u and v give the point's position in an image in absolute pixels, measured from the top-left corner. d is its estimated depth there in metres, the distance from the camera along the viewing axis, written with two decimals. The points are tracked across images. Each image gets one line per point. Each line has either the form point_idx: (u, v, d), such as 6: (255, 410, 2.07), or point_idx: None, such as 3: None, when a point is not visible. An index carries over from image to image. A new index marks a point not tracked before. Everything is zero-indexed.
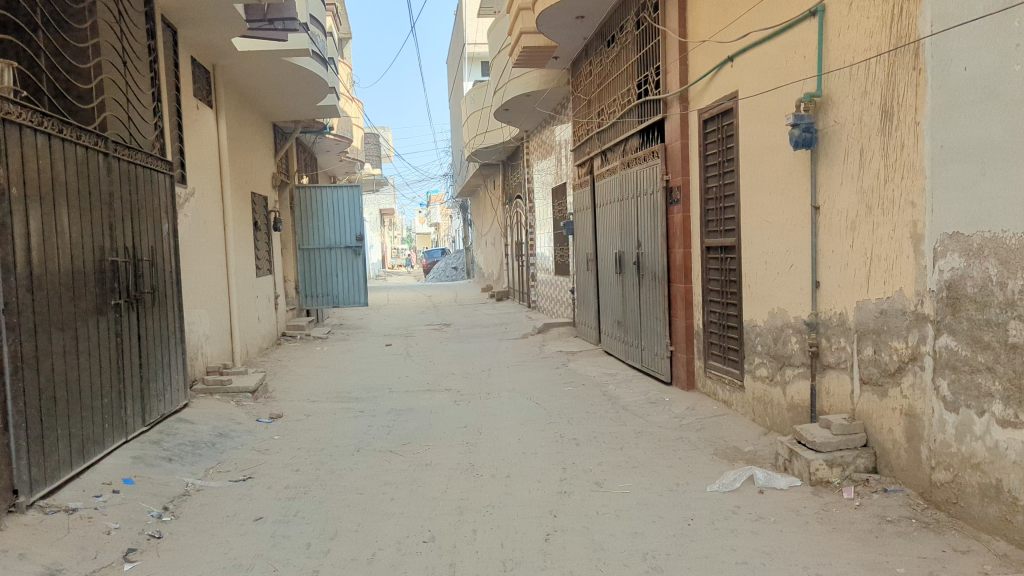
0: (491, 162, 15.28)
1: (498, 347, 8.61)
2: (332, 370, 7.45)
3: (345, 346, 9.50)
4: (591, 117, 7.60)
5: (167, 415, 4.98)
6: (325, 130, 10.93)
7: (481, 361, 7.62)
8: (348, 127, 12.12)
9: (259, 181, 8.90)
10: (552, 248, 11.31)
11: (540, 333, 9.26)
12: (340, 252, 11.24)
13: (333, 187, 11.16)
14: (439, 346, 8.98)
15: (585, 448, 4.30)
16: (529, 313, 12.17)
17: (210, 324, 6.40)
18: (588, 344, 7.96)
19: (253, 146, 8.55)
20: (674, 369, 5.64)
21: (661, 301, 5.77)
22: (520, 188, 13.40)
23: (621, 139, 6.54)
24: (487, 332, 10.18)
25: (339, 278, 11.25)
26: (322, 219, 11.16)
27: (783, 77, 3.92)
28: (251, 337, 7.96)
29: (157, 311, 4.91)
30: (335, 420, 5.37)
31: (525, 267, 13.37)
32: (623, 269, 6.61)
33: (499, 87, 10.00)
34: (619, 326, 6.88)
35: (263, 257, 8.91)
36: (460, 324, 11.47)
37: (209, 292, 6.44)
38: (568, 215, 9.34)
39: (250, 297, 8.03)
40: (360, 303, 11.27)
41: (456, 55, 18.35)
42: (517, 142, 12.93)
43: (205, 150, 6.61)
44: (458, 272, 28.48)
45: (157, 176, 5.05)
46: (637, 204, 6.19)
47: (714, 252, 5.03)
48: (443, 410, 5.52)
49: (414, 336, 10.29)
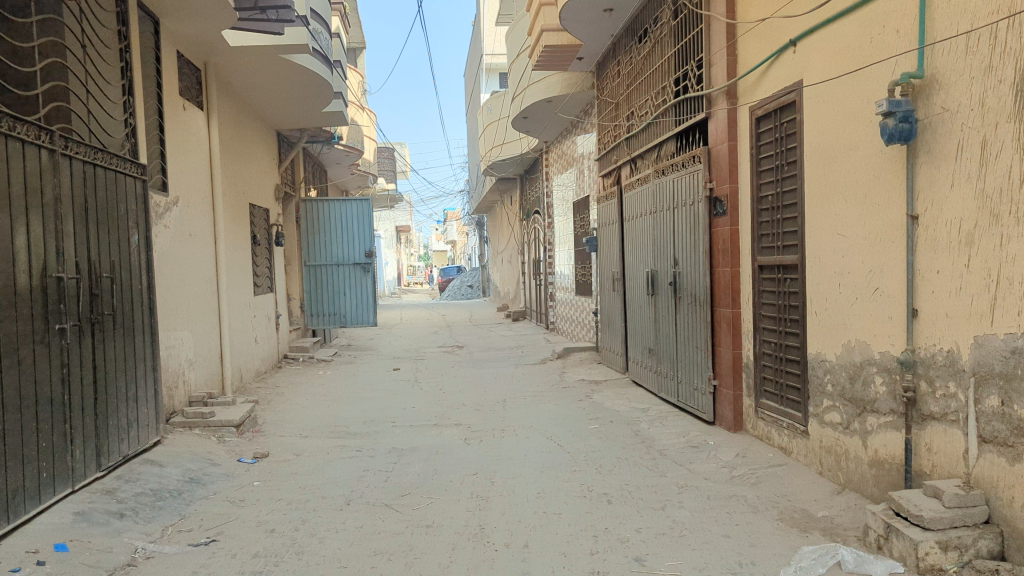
0: (508, 175, 14.64)
1: (515, 374, 7.89)
2: (332, 399, 6.74)
3: (350, 369, 8.80)
4: (620, 122, 6.90)
5: (131, 457, 4.17)
6: (333, 139, 10.31)
7: (496, 390, 6.90)
8: (359, 138, 11.48)
9: (259, 191, 8.26)
10: (572, 267, 10.60)
11: (560, 358, 8.54)
12: (349, 269, 10.56)
13: (342, 200, 10.50)
14: (450, 372, 8.26)
15: (620, 508, 3.57)
16: (547, 335, 11.45)
17: (196, 349, 5.73)
18: (614, 372, 7.23)
19: (253, 154, 7.92)
20: (718, 406, 4.92)
21: (702, 328, 5.06)
22: (539, 203, 12.71)
23: (655, 144, 5.85)
24: (502, 356, 9.46)
25: (348, 297, 10.55)
26: (330, 234, 10.50)
27: (869, 58, 3.21)
28: (245, 360, 7.27)
29: (124, 335, 4.20)
30: (327, 461, 4.66)
31: (542, 287, 12.66)
32: (656, 290, 5.89)
33: (518, 94, 9.35)
34: (650, 356, 6.14)
35: (263, 274, 8.26)
36: (474, 347, 10.76)
37: (195, 312, 5.77)
38: (592, 231, 8.63)
39: (245, 316, 7.35)
40: (370, 323, 10.55)
41: (473, 66, 17.79)
42: (536, 155, 12.25)
43: (194, 154, 5.96)
44: (473, 291, 27.78)
45: (128, 179, 4.38)
46: (673, 217, 5.48)
47: (769, 271, 4.32)
48: (454, 450, 4.78)
49: (425, 359, 9.59)
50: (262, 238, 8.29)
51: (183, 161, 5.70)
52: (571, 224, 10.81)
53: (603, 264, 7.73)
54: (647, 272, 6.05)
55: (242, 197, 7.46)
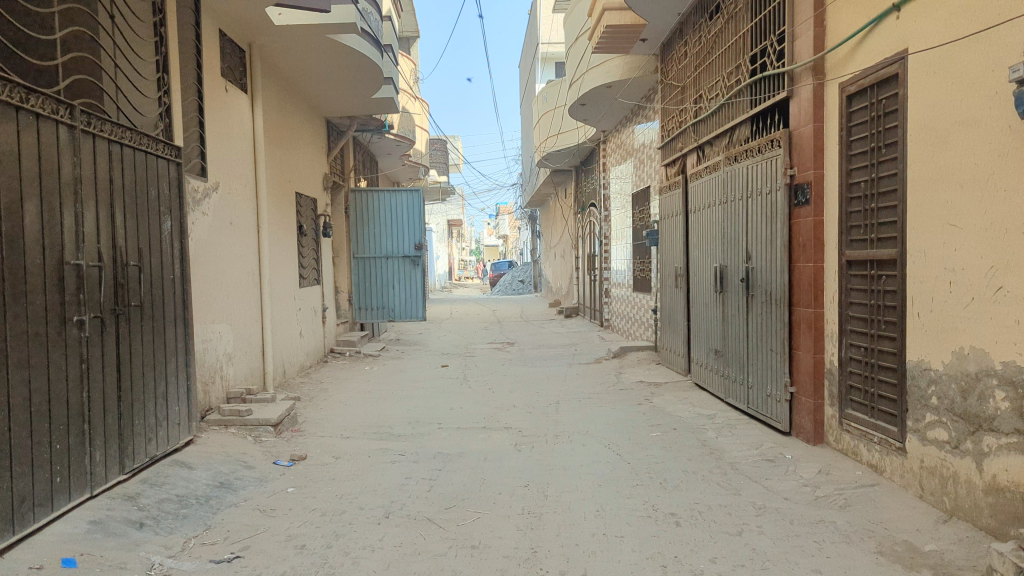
0: (563, 167, 14.23)
1: (568, 373, 7.50)
2: (377, 397, 6.43)
3: (397, 365, 8.50)
4: (687, 106, 6.45)
5: (159, 458, 3.89)
6: (384, 127, 10.02)
7: (549, 391, 6.52)
8: (410, 127, 11.18)
9: (307, 180, 8.00)
10: (630, 262, 10.16)
11: (616, 358, 8.13)
12: (397, 261, 10.27)
13: (392, 190, 10.21)
14: (501, 370, 7.90)
15: (691, 532, 3.16)
16: (602, 333, 11.02)
17: (235, 343, 5.46)
18: (675, 375, 6.79)
19: (300, 141, 7.65)
20: (794, 416, 4.47)
21: (779, 329, 4.60)
22: (595, 196, 12.26)
23: (727, 128, 5.39)
24: (555, 354, 9.06)
25: (396, 290, 10.26)
26: (379, 226, 10.23)
27: (997, 17, 2.74)
28: (288, 355, 7.00)
29: (152, 327, 3.91)
30: (368, 466, 4.33)
31: (597, 282, 12.22)
32: (725, 288, 5.44)
33: (576, 80, 8.93)
34: (716, 359, 5.70)
35: (310, 266, 8.00)
36: (526, 344, 10.39)
37: (235, 304, 5.51)
38: (652, 224, 8.18)
39: (289, 309, 7.08)
40: (418, 317, 10.25)
41: (528, 56, 17.41)
42: (593, 145, 11.81)
43: (236, 139, 5.69)
44: (525, 286, 27.41)
45: (160, 161, 4.09)
46: (747, 207, 5.03)
47: (859, 268, 3.86)
48: (504, 458, 4.41)
49: (475, 356, 9.25)
50: (308, 229, 8.03)
51: (224, 145, 5.43)
52: (630, 218, 10.35)
53: (665, 259, 7.28)
54: (715, 268, 5.60)
55: (288, 186, 7.20)
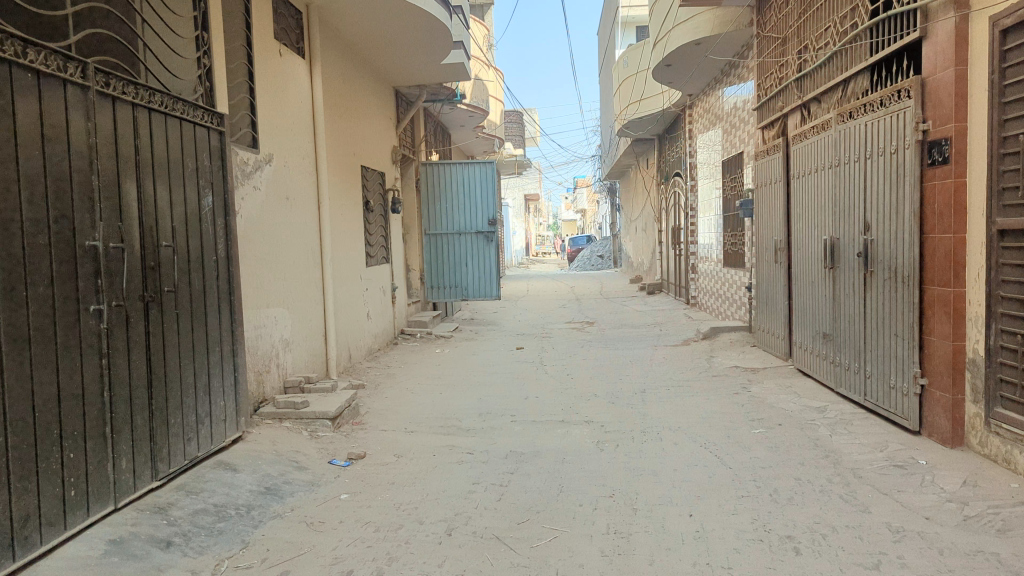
0: (645, 135, 13.52)
1: (654, 357, 6.92)
2: (446, 384, 5.98)
3: (470, 347, 8.05)
4: (790, 60, 5.75)
5: (200, 459, 3.50)
6: (456, 97, 9.53)
7: (633, 378, 5.96)
8: (484, 96, 10.67)
9: (374, 153, 7.58)
10: (719, 236, 9.45)
11: (706, 340, 7.50)
12: (470, 238, 9.82)
13: (464, 163, 9.72)
14: (580, 353, 7.36)
15: (815, 564, 2.57)
16: (688, 311, 10.36)
17: (292, 327, 5.07)
18: (774, 360, 6.13)
19: (365, 111, 7.22)
20: (923, 412, 3.81)
21: (905, 312, 3.93)
22: (680, 165, 11.53)
23: (841, 81, 4.70)
24: (638, 335, 8.47)
25: (469, 268, 9.84)
26: (451, 200, 9.79)
27: None
28: (354, 338, 6.62)
29: (192, 314, 3.50)
30: (432, 468, 3.87)
31: (682, 258, 11.53)
32: (837, 263, 4.76)
33: (662, 38, 8.23)
34: (824, 344, 5.03)
35: (378, 244, 7.60)
36: (606, 323, 9.81)
37: (292, 286, 5.11)
38: (746, 193, 7.48)
39: (355, 289, 6.69)
40: (492, 296, 9.79)
41: (608, 21, 16.67)
42: (678, 111, 11.08)
43: (293, 107, 5.26)
44: (605, 262, 26.71)
45: (201, 128, 3.66)
46: (865, 170, 4.34)
47: (1015, 237, 3.17)
48: (586, 458, 3.89)
49: (553, 337, 8.74)
50: (376, 204, 7.62)
51: (279, 114, 5.01)
52: (718, 188, 9.63)
53: (762, 231, 6.59)
54: (825, 241, 4.92)
55: (353, 158, 6.78)
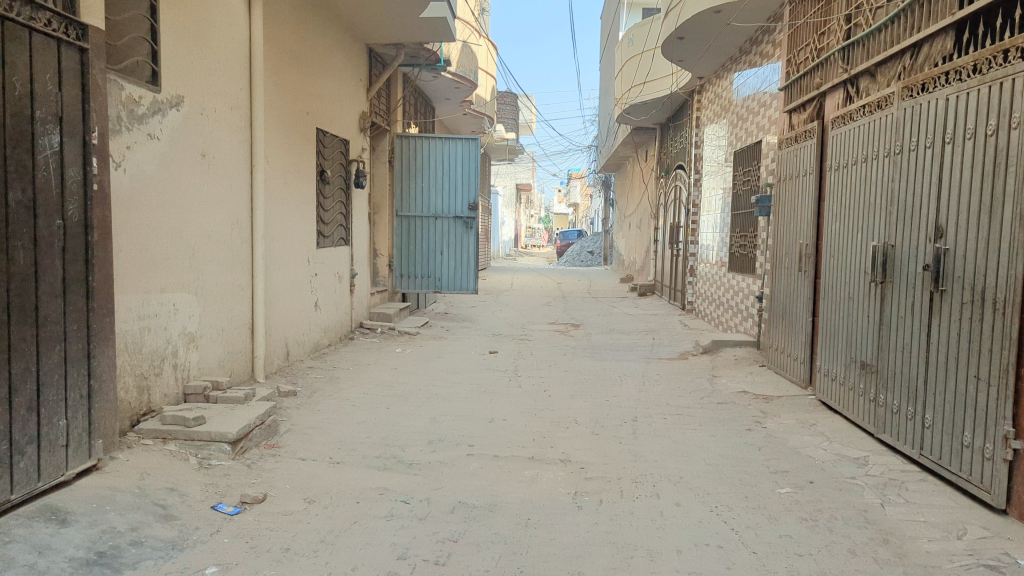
0: (646, 124, 12.52)
1: (646, 372, 5.94)
2: (397, 395, 4.97)
3: (436, 347, 7.04)
4: (834, 25, 4.74)
5: (10, 503, 2.48)
6: (439, 63, 8.49)
7: (622, 399, 4.97)
8: (471, 67, 9.64)
9: (336, 117, 6.53)
10: (724, 236, 8.47)
11: (706, 355, 6.52)
12: (447, 223, 8.82)
13: (445, 138, 8.69)
14: (560, 362, 6.34)
15: None
16: (683, 318, 9.38)
17: (199, 318, 4.05)
18: (790, 388, 5.14)
19: (325, 66, 6.17)
20: (1014, 487, 2.80)
21: (992, 348, 2.92)
22: (683, 157, 10.51)
23: (910, 46, 3.69)
24: (628, 343, 7.47)
25: (444, 256, 8.85)
26: (429, 179, 8.77)
27: None
28: (293, 332, 5.59)
29: (10, 299, 2.46)
30: (349, 523, 2.86)
31: (679, 258, 10.55)
32: (888, 276, 3.76)
33: (675, 7, 7.22)
34: (862, 377, 4.04)
35: (334, 223, 6.58)
36: (592, 327, 8.82)
37: (202, 267, 4.08)
38: (763, 189, 6.49)
39: (298, 274, 5.66)
40: (469, 290, 8.82)
41: (613, 2, 15.65)
42: (685, 97, 10.07)
43: (217, 44, 4.21)
44: (594, 257, 25.76)
45: (45, 39, 2.62)
46: (938, 158, 3.33)
47: None
48: (557, 521, 2.88)
49: (532, 339, 7.75)
50: (334, 175, 6.59)
51: (195, 48, 3.97)
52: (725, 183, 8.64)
53: (784, 232, 5.60)
54: (872, 247, 3.92)
55: (306, 118, 5.73)
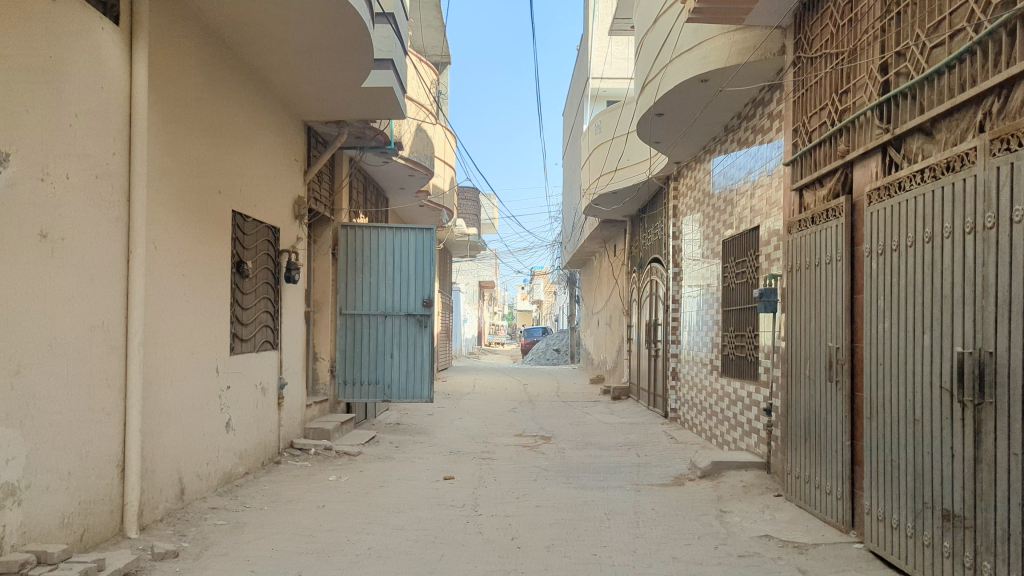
0: (615, 216, 11.70)
1: (637, 506, 4.81)
2: (317, 550, 3.77)
3: (380, 472, 5.84)
4: (865, 78, 3.85)
5: None
6: (390, 145, 7.58)
7: (612, 552, 3.83)
8: (426, 152, 8.74)
9: (259, 199, 5.50)
10: (712, 337, 7.47)
11: (705, 481, 5.41)
12: (399, 322, 7.75)
13: (396, 228, 7.71)
14: (530, 492, 5.18)
15: None
16: (667, 428, 8.27)
17: (25, 461, 2.89)
18: (827, 531, 4.04)
19: (245, 138, 5.16)
20: None
21: None
22: (659, 249, 9.59)
23: (993, 87, 2.78)
24: (609, 463, 6.33)
25: (395, 360, 7.73)
26: (378, 273, 7.74)
27: None
28: (192, 463, 4.40)
29: None
30: None
31: (658, 360, 9.52)
32: (985, 395, 2.75)
33: (653, 80, 6.41)
34: (948, 531, 2.98)
35: (256, 324, 5.46)
36: (565, 440, 7.66)
37: (32, 389, 2.94)
38: (765, 282, 5.53)
39: (200, 389, 4.50)
40: (422, 399, 7.65)
41: (577, 94, 15.08)
42: (659, 185, 9.21)
43: (73, 93, 3.19)
44: (560, 356, 24.70)
45: None
46: None
47: None
48: None
49: (495, 458, 6.58)
50: (257, 265, 5.52)
51: (33, 92, 2.94)
52: (708, 276, 7.70)
53: (802, 333, 4.61)
54: (954, 356, 2.93)
55: (217, 198, 4.69)
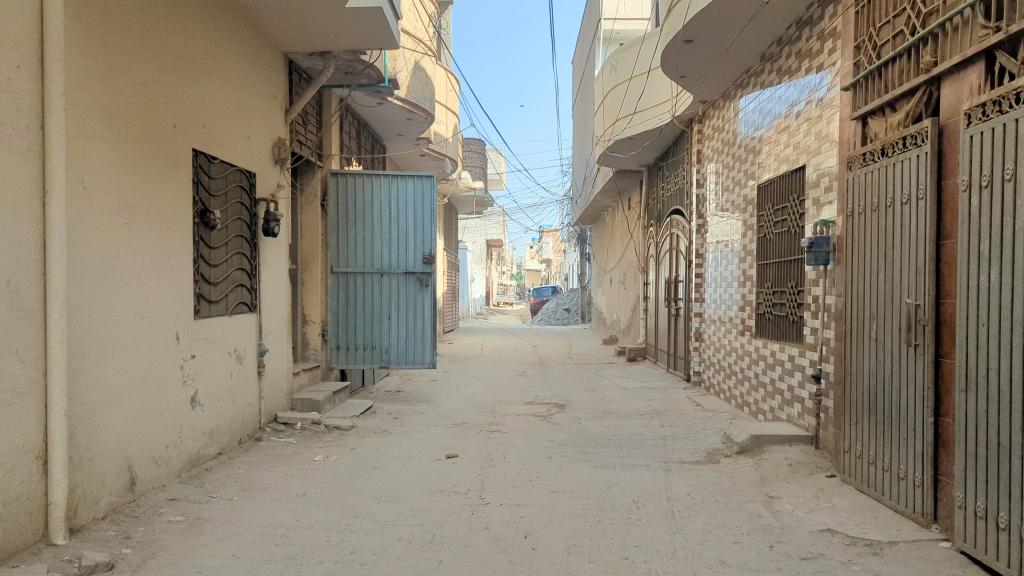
0: (631, 167, 10.91)
1: (670, 489, 4.14)
2: (287, 555, 3.11)
3: (374, 449, 5.18)
4: None
5: None
6: (383, 83, 6.81)
7: (647, 554, 3.16)
8: (425, 94, 7.96)
9: (229, 138, 4.77)
10: (740, 294, 6.74)
11: (744, 458, 4.72)
12: (397, 281, 7.05)
13: (394, 176, 6.98)
14: (543, 474, 4.51)
15: None
16: (691, 394, 7.58)
17: None
18: (902, 525, 3.34)
19: (208, 66, 4.42)
20: None
21: None
22: (679, 199, 8.82)
23: None
24: (632, 436, 5.65)
25: (393, 323, 7.05)
26: (373, 228, 7.02)
27: None
28: (146, 447, 3.75)
29: None
30: None
31: (679, 320, 8.81)
32: None
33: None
34: None
35: (227, 284, 4.77)
36: (580, 408, 6.98)
37: None
38: (813, 230, 4.79)
39: (156, 360, 3.83)
40: (425, 365, 7.02)
41: (588, 38, 14.18)
42: (681, 129, 8.41)
43: None
44: (571, 316, 24.05)
45: None
46: None
47: None
48: None
49: (504, 431, 5.91)
50: (228, 214, 4.79)
51: None
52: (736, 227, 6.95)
53: (866, 287, 3.88)
54: None
55: (171, 134, 3.97)
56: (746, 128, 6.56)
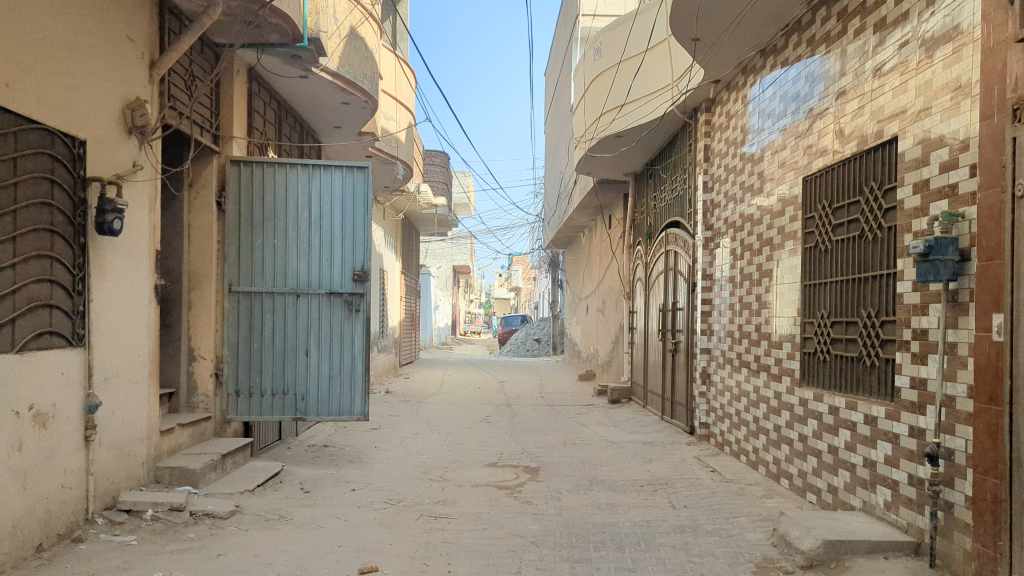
0: (614, 176, 9.30)
1: None
2: None
3: (253, 555, 3.41)
4: None
5: None
6: (302, 43, 5.12)
7: None
8: (362, 69, 6.29)
9: (16, 73, 3.04)
10: (764, 325, 5.10)
11: None
12: (318, 303, 5.37)
13: (316, 166, 5.35)
14: None
15: None
16: (699, 454, 5.88)
17: None
18: None
19: None
20: None
21: None
22: (676, 209, 7.21)
23: None
24: (635, 528, 3.95)
25: (313, 359, 5.36)
26: (288, 233, 5.35)
27: None
28: None
29: None
30: None
31: (677, 357, 7.16)
32: None
33: None
34: None
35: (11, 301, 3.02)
36: (557, 476, 5.25)
37: None
38: (919, 231, 3.17)
39: None
40: (354, 415, 5.34)
41: (564, 37, 12.62)
42: (681, 122, 6.80)
43: None
44: (542, 347, 22.35)
45: None
46: None
47: None
48: None
49: (454, 516, 4.17)
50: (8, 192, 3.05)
51: None
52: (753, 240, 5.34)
53: None
54: None
55: None
56: (770, 118, 4.99)
